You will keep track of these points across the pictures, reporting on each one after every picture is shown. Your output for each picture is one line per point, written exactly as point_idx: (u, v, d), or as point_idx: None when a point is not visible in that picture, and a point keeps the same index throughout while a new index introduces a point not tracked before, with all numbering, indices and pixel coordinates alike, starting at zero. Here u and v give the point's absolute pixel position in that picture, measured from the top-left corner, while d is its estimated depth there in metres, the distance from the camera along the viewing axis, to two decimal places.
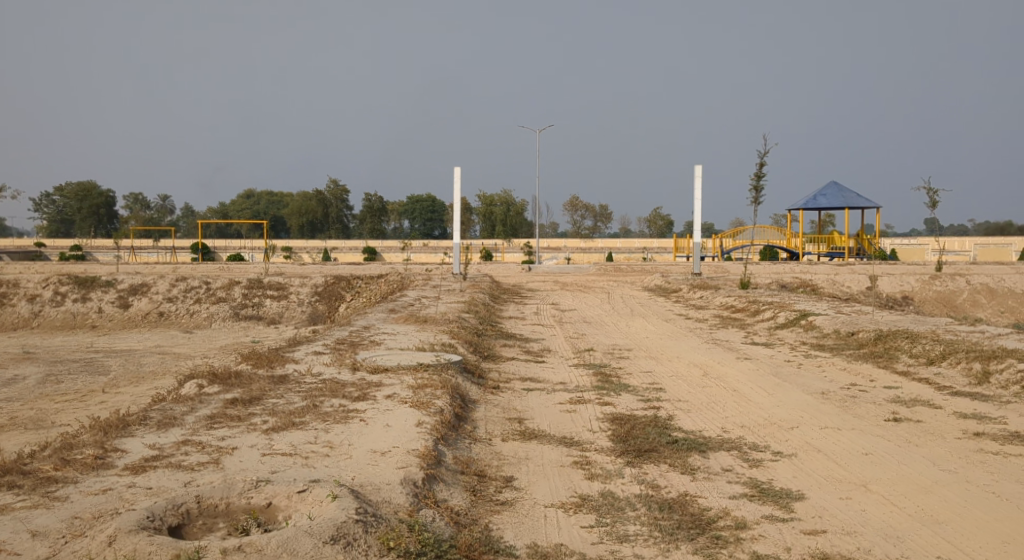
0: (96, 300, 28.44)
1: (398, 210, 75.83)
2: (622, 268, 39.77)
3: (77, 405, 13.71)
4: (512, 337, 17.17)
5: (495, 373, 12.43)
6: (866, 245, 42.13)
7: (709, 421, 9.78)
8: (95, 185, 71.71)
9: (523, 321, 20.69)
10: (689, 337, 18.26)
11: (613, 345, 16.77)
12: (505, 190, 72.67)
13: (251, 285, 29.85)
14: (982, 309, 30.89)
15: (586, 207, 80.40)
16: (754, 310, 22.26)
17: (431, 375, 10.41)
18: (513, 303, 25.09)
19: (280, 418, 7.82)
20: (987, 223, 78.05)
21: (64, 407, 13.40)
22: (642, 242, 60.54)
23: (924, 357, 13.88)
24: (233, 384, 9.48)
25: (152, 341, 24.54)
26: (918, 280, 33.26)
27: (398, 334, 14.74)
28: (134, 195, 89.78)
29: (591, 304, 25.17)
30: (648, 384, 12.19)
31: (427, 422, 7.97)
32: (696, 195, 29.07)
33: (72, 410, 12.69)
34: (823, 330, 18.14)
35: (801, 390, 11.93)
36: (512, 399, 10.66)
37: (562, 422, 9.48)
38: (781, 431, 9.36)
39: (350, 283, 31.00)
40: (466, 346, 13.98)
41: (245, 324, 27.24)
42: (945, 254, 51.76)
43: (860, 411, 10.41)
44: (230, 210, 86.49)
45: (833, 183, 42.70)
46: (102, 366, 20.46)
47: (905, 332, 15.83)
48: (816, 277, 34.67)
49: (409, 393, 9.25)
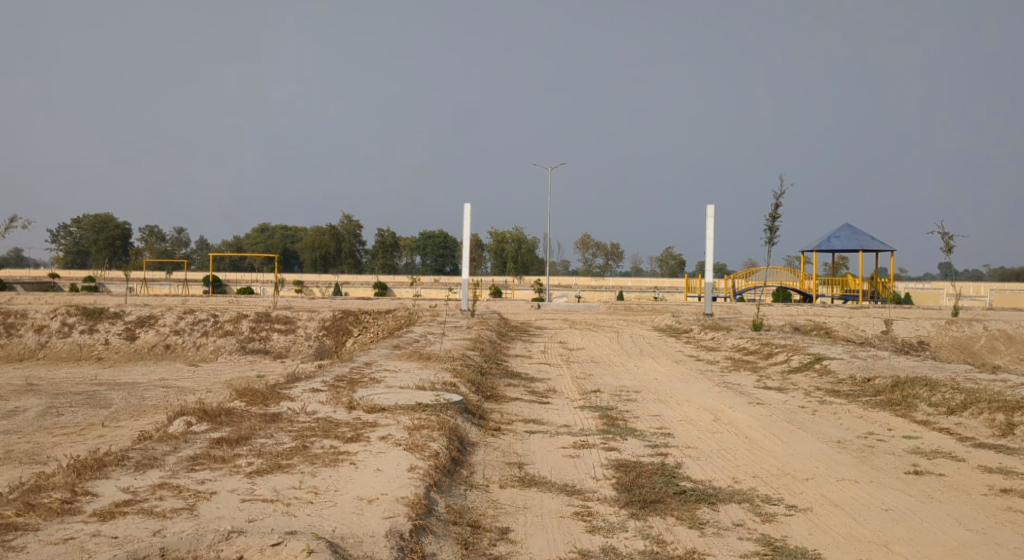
0: (103, 332, 28.16)
1: (410, 246, 75.67)
2: (633, 307, 39.33)
3: (73, 439, 13.32)
4: (518, 377, 16.73)
5: (498, 414, 12.01)
6: (881, 289, 41.58)
7: (718, 470, 9.32)
8: (112, 217, 71.89)
9: (530, 360, 20.23)
10: (700, 380, 17.79)
11: (622, 386, 16.28)
12: (517, 227, 72.55)
13: (259, 318, 29.53)
14: (999, 356, 30.29)
15: (598, 245, 80.11)
16: (767, 353, 21.80)
17: (429, 415, 9.98)
18: (522, 341, 24.66)
19: (265, 460, 7.41)
20: (1003, 267, 77.30)
21: (58, 440, 13.01)
22: (653, 281, 60.07)
23: (943, 407, 13.37)
24: (222, 422, 9.08)
25: (157, 374, 24.16)
26: (933, 325, 32.76)
27: (401, 371, 14.34)
28: (150, 227, 90.20)
29: (600, 344, 24.75)
30: (656, 429, 11.74)
31: (420, 466, 7.56)
32: (709, 234, 28.77)
33: (65, 445, 12.30)
34: (837, 375, 17.64)
35: (815, 438, 11.46)
36: (513, 442, 10.24)
37: (563, 468, 9.04)
38: (795, 483, 8.90)
39: (358, 318, 30.66)
40: (468, 385, 13.55)
41: (251, 358, 26.89)
42: (958, 300, 51.13)
43: (878, 462, 9.96)
44: (243, 243, 86.72)
45: (846, 225, 42.31)
46: (105, 399, 20.08)
47: (923, 379, 15.34)
48: (830, 320, 34.17)
49: (404, 434, 8.83)
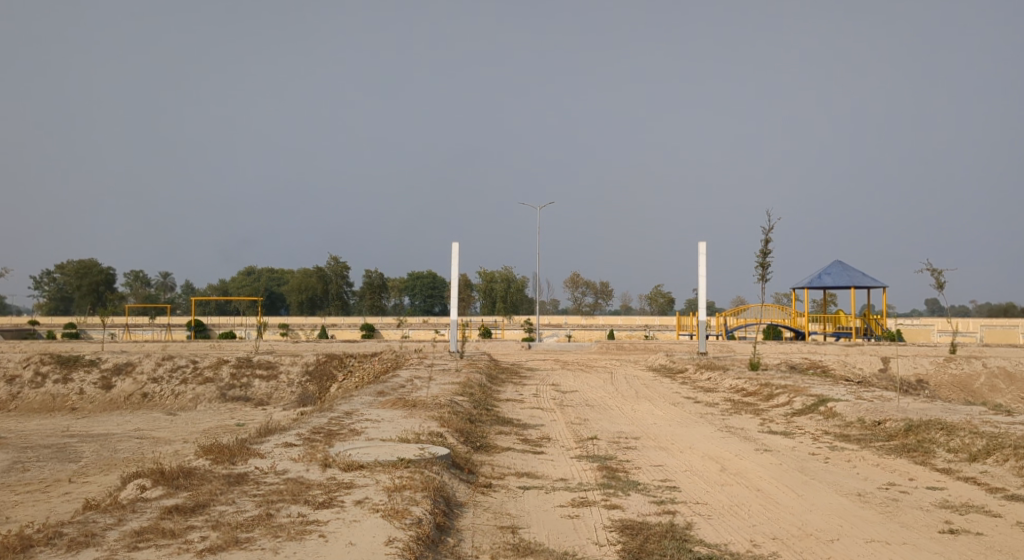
0: (78, 381, 27.04)
1: (398, 286, 74.64)
2: (625, 347, 38.39)
3: (35, 497, 12.29)
4: (509, 423, 15.77)
5: (488, 467, 11.09)
6: (873, 325, 40.88)
7: (732, 531, 8.41)
8: (96, 262, 70.45)
9: (522, 405, 19.23)
10: (700, 424, 16.87)
11: (620, 433, 15.33)
12: (506, 267, 71.64)
13: (240, 364, 28.49)
14: (1001, 394, 29.42)
15: (587, 283, 79.39)
16: (767, 394, 20.88)
17: (412, 473, 9.07)
18: (512, 384, 23.71)
19: (223, 533, 6.48)
20: (989, 304, 77.03)
21: (20, 500, 11.97)
22: (642, 319, 59.07)
23: (965, 453, 12.55)
24: (178, 486, 8.11)
25: (133, 424, 23.03)
26: (931, 363, 31.96)
27: (383, 420, 13.39)
28: (135, 271, 89.19)
29: (593, 386, 23.85)
30: (660, 482, 10.81)
31: (400, 538, 6.62)
32: (702, 272, 28.02)
33: (24, 505, 11.28)
34: (845, 419, 16.75)
35: (833, 490, 10.56)
36: (506, 500, 9.33)
37: (562, 532, 8.14)
38: (821, 547, 8.02)
39: (343, 362, 29.68)
40: (456, 435, 12.59)
41: (232, 406, 25.82)
42: (949, 335, 50.55)
43: (907, 519, 9.10)
44: (230, 287, 85.75)
45: (837, 261, 41.66)
46: (75, 452, 19.00)
47: (938, 423, 14.48)
48: (826, 358, 33.34)
49: (384, 498, 7.89)
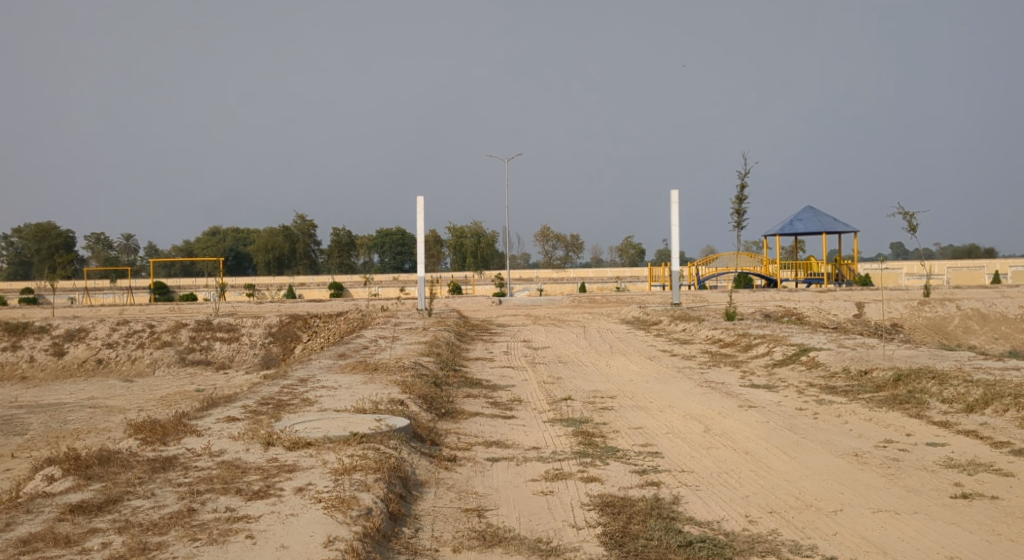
0: (28, 348, 25.77)
1: (367, 244, 72.99)
2: (597, 299, 37.48)
3: None
4: (477, 385, 14.80)
5: (453, 437, 10.10)
6: (844, 271, 40.25)
7: (725, 505, 7.51)
8: (53, 225, 68.27)
9: (492, 364, 18.32)
10: (679, 380, 16.01)
11: (594, 392, 14.39)
12: (475, 222, 70.46)
13: (199, 327, 27.31)
14: (975, 336, 28.95)
15: (557, 237, 78.41)
16: (745, 345, 20.10)
17: (365, 451, 8.05)
18: (481, 342, 22.77)
19: (128, 538, 5.49)
20: (952, 248, 77.11)
21: None
22: (613, 271, 58.15)
23: (961, 404, 11.77)
24: (92, 476, 7.05)
25: (86, 392, 21.85)
26: (905, 307, 31.40)
27: (341, 388, 12.30)
28: (96, 234, 86.96)
29: (566, 340, 22.98)
30: (639, 447, 9.93)
31: (342, 537, 5.67)
32: (674, 221, 27.10)
33: None
34: (829, 369, 15.98)
35: (827, 451, 9.73)
36: (472, 477, 8.37)
37: (534, 512, 7.21)
38: (824, 521, 7.16)
39: (308, 322, 28.55)
40: (418, 401, 11.56)
41: (191, 370, 24.67)
42: (917, 279, 50.19)
43: (913, 482, 8.26)
44: (195, 248, 83.81)
45: (809, 208, 40.90)
46: (20, 424, 17.84)
47: (930, 371, 13.68)
48: (800, 305, 32.63)
49: (329, 484, 6.88)
